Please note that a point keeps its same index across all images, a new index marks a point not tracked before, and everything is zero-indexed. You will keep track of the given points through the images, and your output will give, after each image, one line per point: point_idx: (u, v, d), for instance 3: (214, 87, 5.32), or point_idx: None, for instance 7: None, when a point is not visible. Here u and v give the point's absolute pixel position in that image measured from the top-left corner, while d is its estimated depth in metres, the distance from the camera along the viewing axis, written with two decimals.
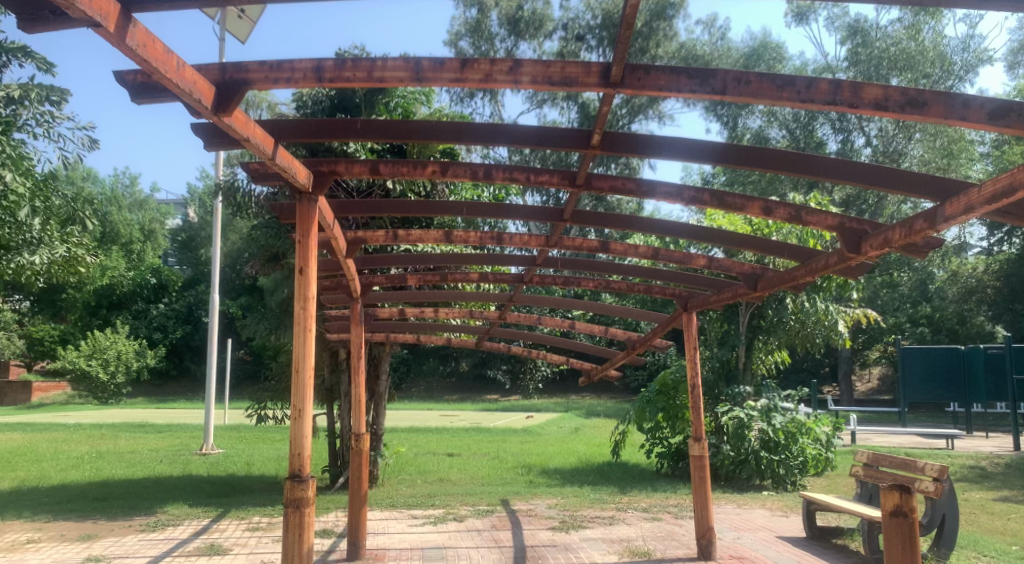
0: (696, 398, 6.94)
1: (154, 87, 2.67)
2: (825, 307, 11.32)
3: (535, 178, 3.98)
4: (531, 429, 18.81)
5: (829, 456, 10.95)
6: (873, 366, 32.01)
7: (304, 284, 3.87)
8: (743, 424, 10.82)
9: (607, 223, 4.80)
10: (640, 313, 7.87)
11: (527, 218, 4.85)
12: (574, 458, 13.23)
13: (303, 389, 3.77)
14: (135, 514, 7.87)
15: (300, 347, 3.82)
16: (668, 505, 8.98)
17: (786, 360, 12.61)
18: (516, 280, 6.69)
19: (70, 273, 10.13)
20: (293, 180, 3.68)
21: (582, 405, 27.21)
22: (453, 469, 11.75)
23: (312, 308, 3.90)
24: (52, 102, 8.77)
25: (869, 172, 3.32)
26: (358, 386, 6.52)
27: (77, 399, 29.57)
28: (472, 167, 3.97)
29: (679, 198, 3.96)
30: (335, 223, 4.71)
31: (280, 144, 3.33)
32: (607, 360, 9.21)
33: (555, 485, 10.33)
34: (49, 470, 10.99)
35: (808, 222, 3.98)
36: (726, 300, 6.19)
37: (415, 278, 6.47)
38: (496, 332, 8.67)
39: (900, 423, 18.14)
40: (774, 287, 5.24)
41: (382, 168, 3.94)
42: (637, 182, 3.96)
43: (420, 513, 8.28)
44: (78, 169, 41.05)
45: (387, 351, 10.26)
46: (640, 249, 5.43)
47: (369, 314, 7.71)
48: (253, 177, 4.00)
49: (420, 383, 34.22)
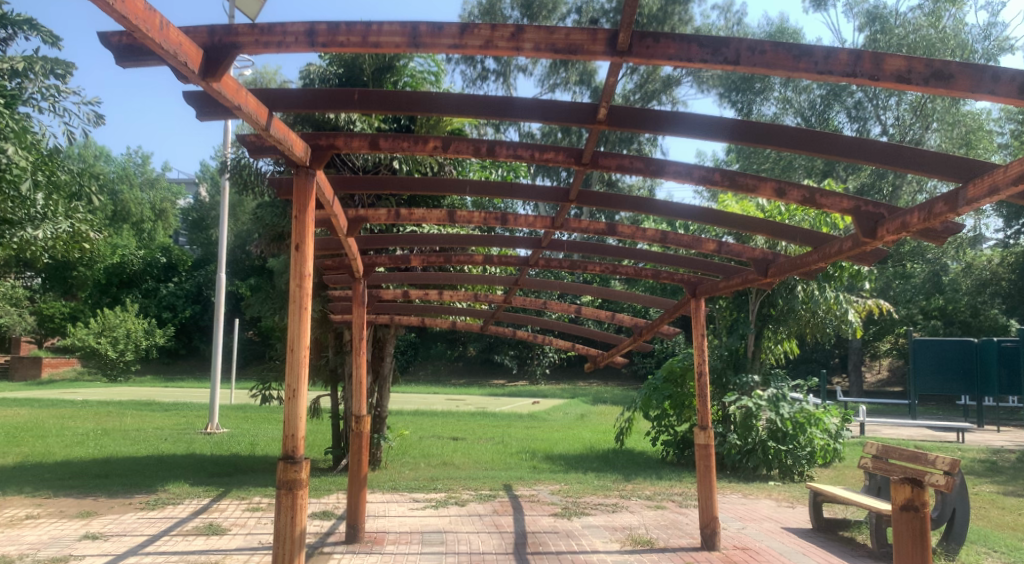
0: (703, 386, 6.80)
1: (139, 49, 2.53)
2: (835, 297, 11.21)
3: (540, 156, 3.84)
4: (536, 414, 18.76)
5: (836, 447, 10.86)
6: (884, 357, 31.76)
7: (301, 260, 3.74)
8: (751, 413, 10.71)
9: (615, 205, 4.66)
10: (648, 299, 7.72)
11: (531, 197, 4.70)
12: (579, 445, 13.18)
13: (299, 368, 3.69)
14: (135, 491, 7.86)
15: (296, 325, 3.72)
16: (673, 494, 8.89)
17: (795, 351, 12.47)
18: (521, 263, 6.56)
19: (74, 248, 10.10)
20: (290, 153, 3.55)
21: (589, 391, 27.12)
22: (456, 452, 11.71)
23: (308, 285, 3.78)
24: (57, 76, 8.68)
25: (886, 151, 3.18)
26: (359, 368, 6.42)
27: (87, 375, 29.82)
28: (475, 143, 3.82)
29: (687, 178, 3.80)
30: (334, 201, 4.59)
31: (275, 115, 3.21)
32: (614, 347, 9.06)
33: (559, 471, 10.26)
34: (54, 447, 11.01)
35: (822, 205, 3.80)
36: (736, 287, 6.03)
37: (420, 259, 6.36)
38: (502, 316, 8.55)
39: (911, 415, 17.94)
40: (785, 272, 5.08)
41: (382, 142, 3.86)
42: (646, 161, 3.81)
43: (422, 497, 8.23)
44: (90, 147, 41.33)
45: (391, 333, 10.19)
46: (649, 233, 5.28)
47: (374, 295, 7.61)
48: (250, 152, 3.88)
49: (428, 366, 34.27)
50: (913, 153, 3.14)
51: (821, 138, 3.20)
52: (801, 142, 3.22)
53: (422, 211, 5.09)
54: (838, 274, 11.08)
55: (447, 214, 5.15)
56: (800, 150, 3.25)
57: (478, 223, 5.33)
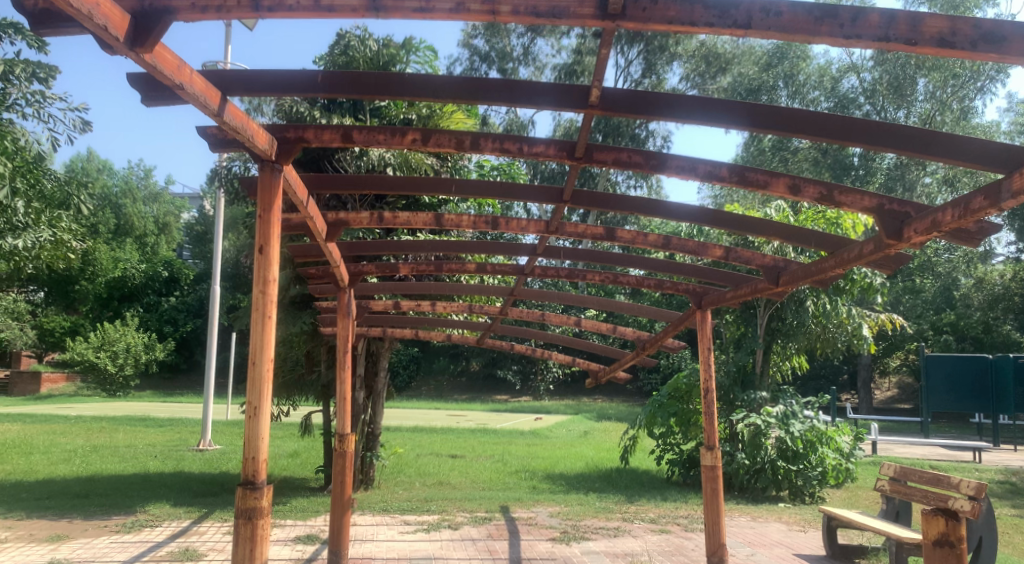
0: (709, 403, 6.40)
1: (56, 15, 2.19)
2: (848, 311, 10.83)
3: (529, 150, 3.50)
4: (538, 431, 18.31)
5: (849, 467, 10.40)
6: (893, 374, 31.21)
7: (265, 265, 3.40)
8: (760, 431, 10.27)
9: (611, 206, 4.29)
10: (652, 311, 7.32)
11: (522, 198, 4.33)
12: (582, 463, 12.74)
13: (260, 383, 3.34)
14: (113, 513, 7.48)
15: (258, 337, 3.36)
16: (678, 517, 8.46)
17: (804, 367, 12.05)
18: (516, 272, 6.18)
19: (59, 258, 9.76)
20: (252, 146, 3.22)
21: (593, 408, 26.62)
22: (453, 471, 11.31)
23: (273, 293, 3.43)
24: (42, 80, 8.44)
25: (913, 137, 2.83)
26: (344, 384, 6.04)
27: (85, 390, 29.53)
28: (456, 135, 3.47)
29: (690, 173, 3.46)
30: (310, 201, 4.24)
31: (229, 101, 2.87)
32: (615, 363, 8.65)
33: (560, 492, 9.84)
34: (38, 464, 10.63)
35: (841, 203, 3.45)
36: (745, 297, 5.63)
37: (409, 268, 5.99)
38: (499, 329, 8.17)
39: (923, 434, 17.22)
40: (799, 280, 4.70)
41: (355, 134, 3.52)
42: (646, 154, 3.46)
43: (414, 519, 7.82)
44: (93, 161, 41.32)
45: (386, 347, 9.83)
46: (651, 238, 4.91)
47: (363, 305, 7.26)
48: (209, 146, 3.52)
49: (429, 382, 33.84)
50: (942, 137, 2.80)
51: (841, 123, 2.87)
52: (819, 128, 2.88)
53: (406, 215, 4.74)
54: (850, 287, 10.71)
55: (434, 217, 4.79)
56: (819, 138, 2.91)
57: (469, 228, 4.97)
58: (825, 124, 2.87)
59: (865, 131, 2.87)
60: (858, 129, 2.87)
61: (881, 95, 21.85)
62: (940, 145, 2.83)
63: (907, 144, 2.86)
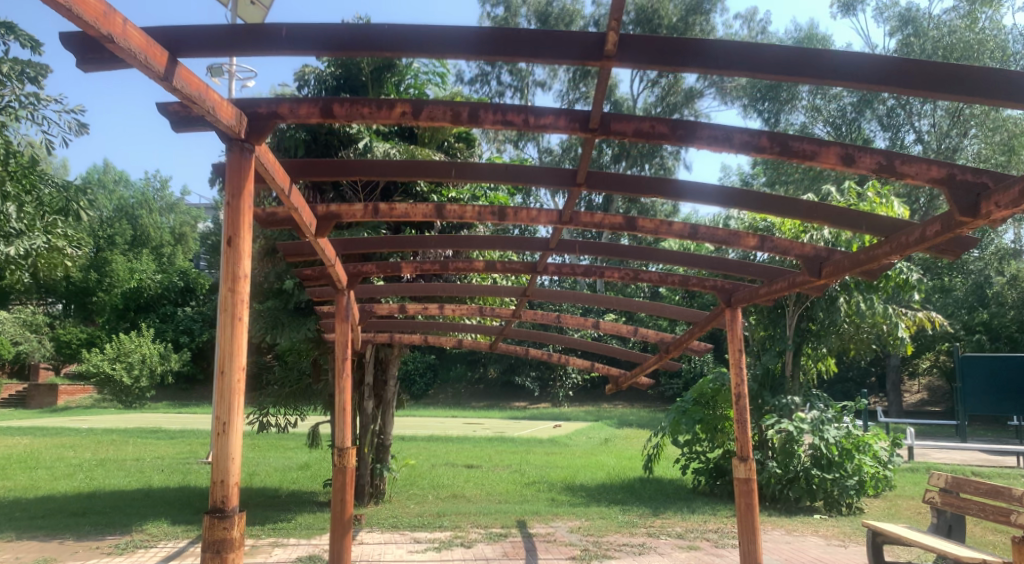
0: (741, 410, 5.89)
1: None
2: (883, 310, 10.18)
3: (535, 121, 3.03)
4: (557, 439, 17.79)
5: (887, 475, 9.83)
6: (923, 376, 30.30)
7: (234, 259, 2.95)
8: (792, 438, 9.64)
9: (632, 189, 3.79)
10: (675, 309, 6.80)
11: (531, 183, 3.85)
12: (604, 473, 12.22)
13: (230, 396, 2.89)
14: (107, 532, 7.09)
15: (226, 342, 2.90)
16: (707, 531, 7.92)
17: (835, 369, 11.42)
18: (527, 270, 5.70)
19: (57, 268, 9.41)
20: (217, 122, 2.78)
21: (614, 414, 25.96)
22: (468, 483, 10.81)
23: (244, 291, 2.98)
24: (33, 80, 8.11)
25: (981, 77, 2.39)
26: (342, 393, 5.57)
27: (102, 403, 29.53)
28: (452, 106, 3.02)
29: (726, 144, 2.97)
30: (294, 193, 3.78)
31: (183, 63, 2.43)
32: (637, 367, 8.12)
33: (580, 505, 9.33)
34: (41, 480, 10.31)
35: (903, 174, 2.94)
36: (780, 293, 5.11)
37: (412, 268, 5.54)
38: (512, 333, 7.69)
39: (961, 438, 16.50)
40: (844, 270, 4.19)
41: (336, 108, 3.06)
42: (672, 123, 2.99)
43: (425, 537, 7.35)
44: (110, 172, 41.65)
45: (395, 353, 9.36)
46: (677, 226, 4.39)
47: (367, 309, 6.80)
48: (170, 126, 3.04)
49: (447, 390, 33.40)
50: (1006, 76, 2.38)
51: (888, 69, 2.46)
52: (862, 75, 2.47)
53: (404, 206, 4.29)
54: (884, 284, 10.10)
55: (434, 208, 4.32)
56: (865, 85, 2.48)
57: (474, 220, 4.50)
58: (870, 72, 2.46)
59: (913, 75, 2.46)
60: (908, 75, 2.45)
61: None
62: (1005, 86, 2.41)
63: (966, 87, 2.43)
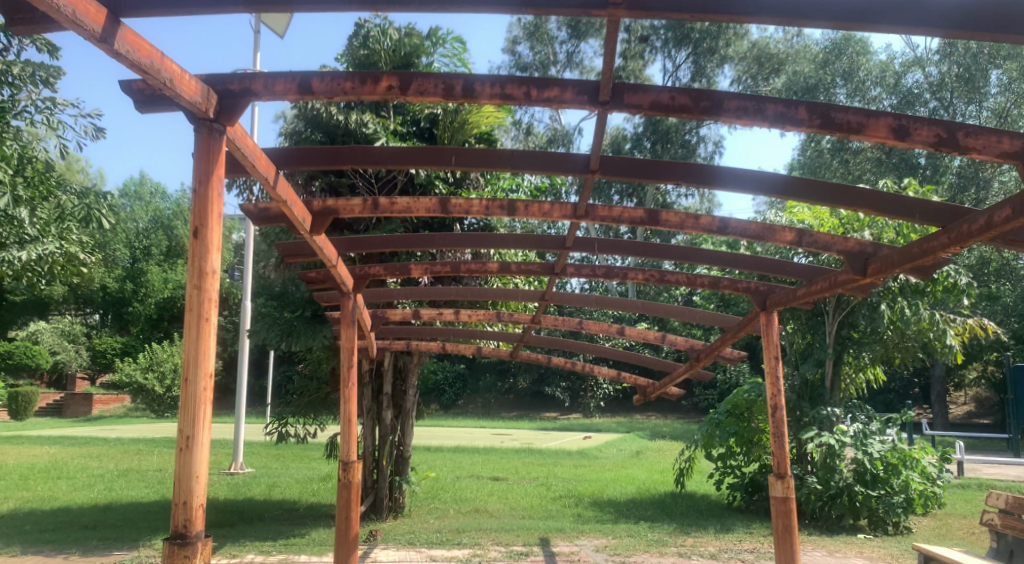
0: (778, 423, 5.43)
1: None
2: (929, 316, 9.57)
3: (539, 94, 2.68)
4: (587, 451, 17.29)
5: (937, 492, 9.21)
6: (970, 387, 29.06)
7: (202, 254, 2.65)
8: (833, 453, 9.08)
9: (653, 175, 3.39)
10: (705, 315, 6.36)
11: (542, 169, 3.49)
12: (633, 487, 11.73)
13: (194, 406, 2.58)
14: (114, 547, 6.88)
15: (191, 346, 2.60)
16: (742, 551, 7.42)
17: (880, 378, 10.80)
18: (544, 272, 5.33)
19: (74, 275, 9.31)
20: (179, 98, 2.49)
21: (647, 425, 25.35)
22: (491, 497, 10.42)
23: (213, 288, 2.67)
24: (46, 83, 8.07)
25: None
26: (348, 403, 5.26)
27: (135, 412, 29.82)
28: (445, 79, 2.69)
29: (757, 116, 2.59)
30: (281, 184, 3.46)
31: (125, 25, 2.15)
32: (666, 377, 7.67)
33: (607, 521, 8.88)
34: (60, 491, 10.21)
35: (968, 148, 2.52)
36: (820, 294, 4.65)
37: (421, 270, 5.23)
38: (532, 340, 7.32)
39: (1014, 453, 15.59)
40: (894, 266, 3.75)
41: (316, 84, 2.75)
42: (695, 93, 2.62)
43: (441, 554, 6.99)
44: (146, 184, 42.27)
45: (414, 361, 9.05)
46: (704, 220, 3.99)
47: (380, 315, 6.50)
48: (135, 105, 2.77)
49: (477, 400, 33.03)
50: None
51: (949, 14, 2.20)
52: (923, 22, 2.21)
53: (405, 200, 3.98)
54: (931, 289, 9.49)
55: (437, 201, 3.98)
56: (923, 31, 2.23)
57: (482, 215, 4.15)
58: (928, 18, 2.21)
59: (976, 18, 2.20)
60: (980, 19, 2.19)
61: (950, 89, 20.16)
62: None
63: None
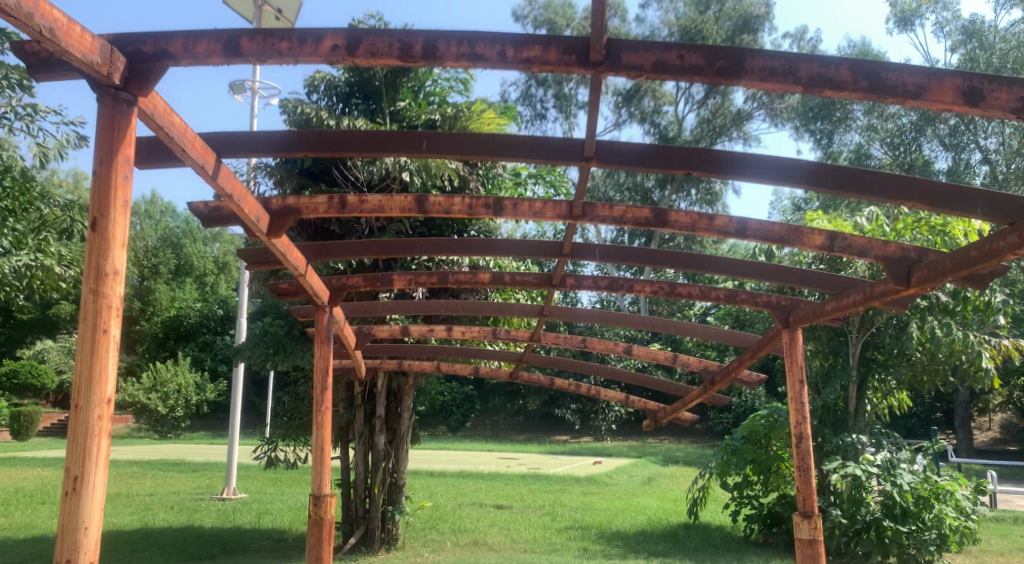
0: (806, 456, 4.82)
1: None
2: (962, 337, 8.88)
3: (521, 53, 2.19)
4: (596, 477, 16.58)
5: (972, 527, 8.52)
6: (995, 413, 28.10)
7: (101, 251, 2.14)
8: (860, 484, 8.35)
9: (660, 163, 2.88)
10: (723, 334, 5.78)
11: (532, 157, 2.97)
12: (644, 517, 11.09)
13: (86, 439, 2.06)
14: None
15: (85, 364, 2.09)
16: None
17: (905, 404, 10.13)
18: (542, 283, 4.80)
19: (53, 289, 8.86)
20: (73, 54, 2.01)
21: (658, 450, 24.58)
22: (493, 528, 9.80)
23: (116, 293, 2.17)
24: (21, 87, 7.66)
25: None
26: (322, 428, 4.72)
27: (139, 432, 29.43)
28: (402, 37, 2.21)
29: (787, 78, 2.12)
30: (224, 174, 2.96)
31: None
32: (678, 401, 7.09)
33: (615, 556, 8.27)
34: (41, 517, 9.73)
35: None
36: (855, 308, 4.08)
37: (405, 280, 4.72)
38: (533, 360, 6.74)
39: None
40: (944, 275, 3.21)
41: (248, 43, 2.28)
42: (711, 51, 2.14)
43: None
44: (157, 203, 42.20)
45: (408, 383, 8.46)
46: (719, 220, 3.47)
47: (366, 332, 5.97)
48: (32, 71, 2.30)
49: (485, 422, 32.34)
50: None
51: None
52: None
53: (377, 198, 3.49)
54: (963, 307, 8.81)
55: (413, 199, 3.48)
56: None
57: (464, 214, 3.61)
58: None
59: None
60: None
61: None
62: None
63: None
